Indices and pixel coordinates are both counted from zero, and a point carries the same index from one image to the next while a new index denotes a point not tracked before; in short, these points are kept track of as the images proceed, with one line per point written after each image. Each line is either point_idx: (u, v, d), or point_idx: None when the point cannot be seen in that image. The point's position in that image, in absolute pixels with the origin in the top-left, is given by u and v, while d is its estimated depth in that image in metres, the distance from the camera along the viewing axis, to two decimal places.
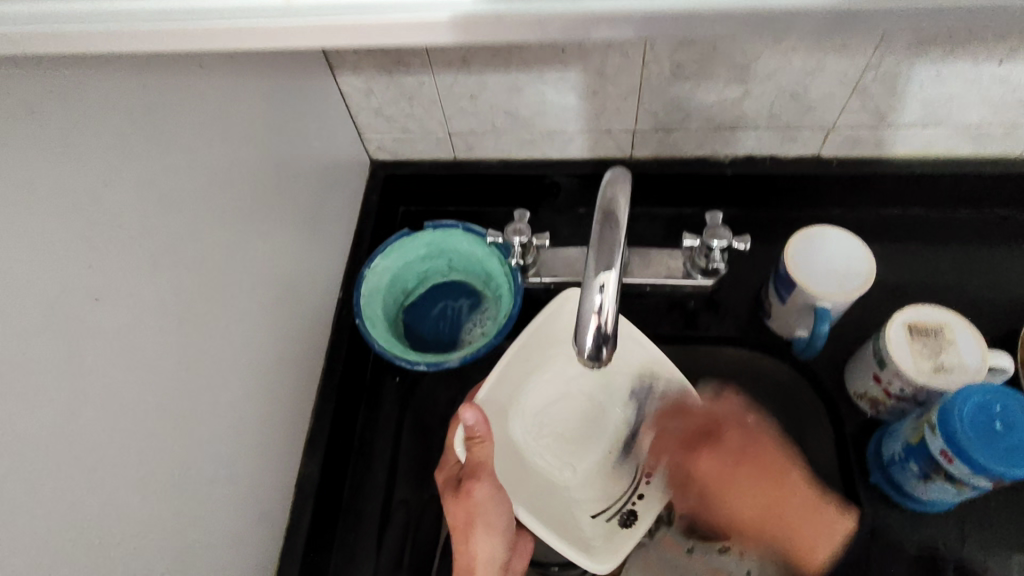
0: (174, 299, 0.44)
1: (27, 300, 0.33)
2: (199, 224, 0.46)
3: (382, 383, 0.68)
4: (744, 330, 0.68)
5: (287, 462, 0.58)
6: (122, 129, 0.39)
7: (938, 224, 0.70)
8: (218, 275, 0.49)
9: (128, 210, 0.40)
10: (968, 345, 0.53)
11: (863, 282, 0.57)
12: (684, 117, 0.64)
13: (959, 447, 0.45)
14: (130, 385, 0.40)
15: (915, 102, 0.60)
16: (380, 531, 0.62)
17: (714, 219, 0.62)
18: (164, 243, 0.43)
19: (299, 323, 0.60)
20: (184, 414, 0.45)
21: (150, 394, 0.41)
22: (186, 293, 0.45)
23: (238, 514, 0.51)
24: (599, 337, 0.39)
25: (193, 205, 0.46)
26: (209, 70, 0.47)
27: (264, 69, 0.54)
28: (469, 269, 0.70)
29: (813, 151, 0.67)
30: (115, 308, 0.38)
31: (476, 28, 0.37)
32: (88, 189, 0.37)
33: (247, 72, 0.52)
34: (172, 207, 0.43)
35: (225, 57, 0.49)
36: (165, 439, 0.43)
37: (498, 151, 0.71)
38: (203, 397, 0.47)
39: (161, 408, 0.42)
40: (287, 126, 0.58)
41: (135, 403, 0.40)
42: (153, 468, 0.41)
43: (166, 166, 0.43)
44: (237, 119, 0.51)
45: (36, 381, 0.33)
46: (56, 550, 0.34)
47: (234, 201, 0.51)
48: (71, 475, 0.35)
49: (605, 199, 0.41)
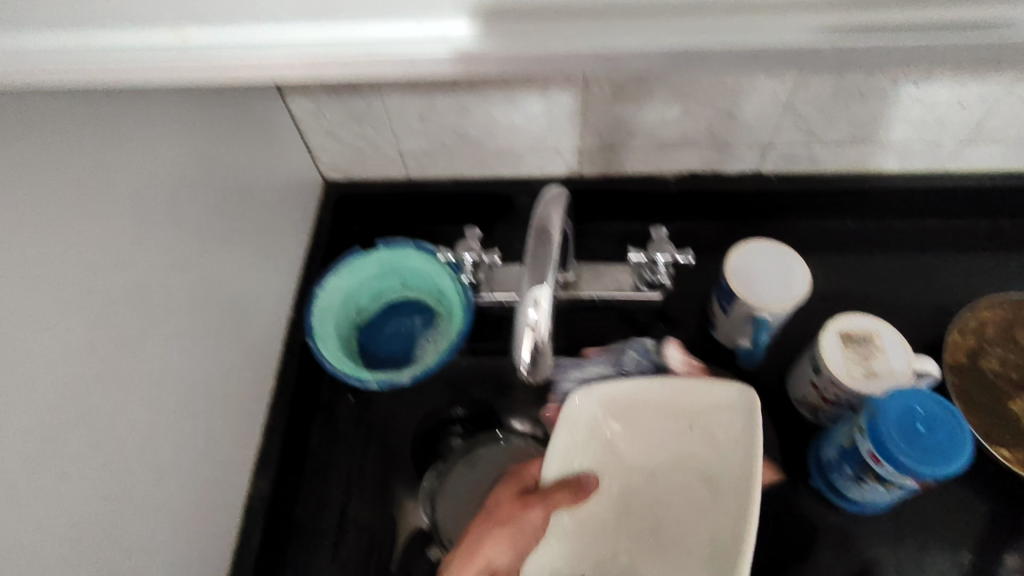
0: (116, 323, 0.43)
1: None
2: (144, 246, 0.46)
3: (337, 404, 0.68)
4: (694, 342, 0.69)
5: (239, 483, 0.57)
6: (56, 153, 0.39)
7: (871, 236, 0.74)
8: (164, 296, 0.48)
9: (65, 236, 0.40)
10: (898, 351, 0.55)
11: (800, 291, 0.59)
12: (628, 136, 0.66)
13: (888, 451, 0.48)
14: (66, 411, 0.39)
15: (844, 121, 0.63)
16: (333, 555, 0.61)
17: (660, 234, 0.64)
18: (105, 267, 0.42)
19: (250, 343, 0.60)
20: (127, 439, 0.44)
21: (89, 420, 0.41)
22: (128, 315, 0.44)
23: (186, 539, 0.50)
24: (535, 349, 0.40)
25: (137, 227, 0.46)
26: (151, 91, 0.47)
27: (211, 89, 0.55)
28: (423, 286, 0.71)
29: (753, 167, 0.70)
30: (51, 333, 0.38)
31: (476, 60, 0.45)
32: (18, 214, 0.37)
33: (194, 94, 0.52)
34: (112, 230, 0.43)
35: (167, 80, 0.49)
36: (105, 464, 0.42)
37: (451, 170, 0.73)
38: (148, 419, 0.46)
39: (101, 435, 0.42)
40: (235, 147, 0.58)
41: (75, 428, 0.40)
42: (93, 495, 0.41)
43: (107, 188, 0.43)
44: (180, 140, 0.51)
45: None
46: None
47: (181, 222, 0.51)
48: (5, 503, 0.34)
49: (540, 216, 0.42)
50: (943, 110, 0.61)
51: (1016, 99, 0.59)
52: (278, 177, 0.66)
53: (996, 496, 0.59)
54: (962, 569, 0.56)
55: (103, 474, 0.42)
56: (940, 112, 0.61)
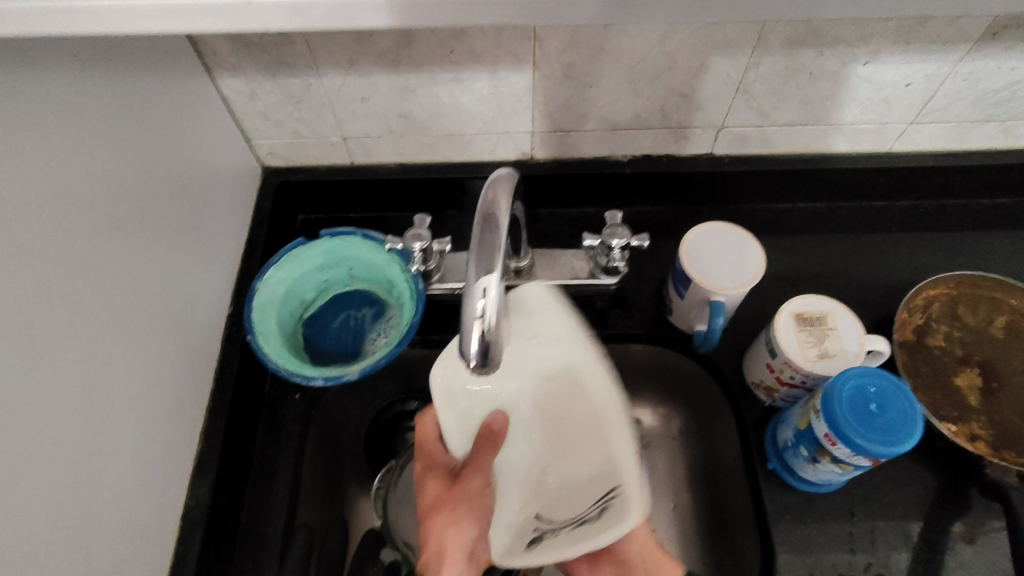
0: (26, 324, 0.39)
1: None
2: (55, 240, 0.42)
3: (282, 403, 0.64)
4: (650, 327, 0.69)
5: (174, 491, 0.53)
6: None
7: (821, 217, 0.74)
8: (85, 293, 0.44)
9: None
10: (850, 332, 0.56)
11: (754, 273, 0.58)
12: (581, 118, 0.64)
13: (843, 432, 0.47)
14: None
15: (796, 101, 0.62)
16: (281, 560, 0.57)
17: (614, 218, 0.63)
18: (10, 265, 0.38)
19: (184, 342, 0.56)
20: (45, 449, 0.40)
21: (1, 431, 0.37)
22: (41, 314, 0.40)
23: (119, 557, 0.46)
24: (484, 342, 0.38)
25: (47, 218, 0.41)
26: (57, 68, 0.43)
27: (131, 67, 0.50)
28: (372, 277, 0.68)
29: (707, 149, 0.69)
30: None
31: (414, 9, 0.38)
32: None
33: (111, 73, 0.48)
34: (16, 224, 0.39)
35: (77, 56, 0.44)
36: (19, 482, 0.38)
37: (398, 155, 0.69)
38: (69, 427, 0.42)
39: (15, 449, 0.38)
40: (161, 130, 0.54)
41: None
42: (8, 516, 0.37)
43: (10, 176, 0.38)
44: (98, 124, 0.46)
45: None
46: None
47: (100, 213, 0.46)
48: None
49: (486, 199, 0.40)
50: (891, 90, 0.61)
51: (959, 79, 0.59)
52: (210, 163, 0.61)
53: (942, 469, 0.60)
54: (913, 541, 0.57)
55: (18, 491, 0.37)
56: (888, 92, 0.61)
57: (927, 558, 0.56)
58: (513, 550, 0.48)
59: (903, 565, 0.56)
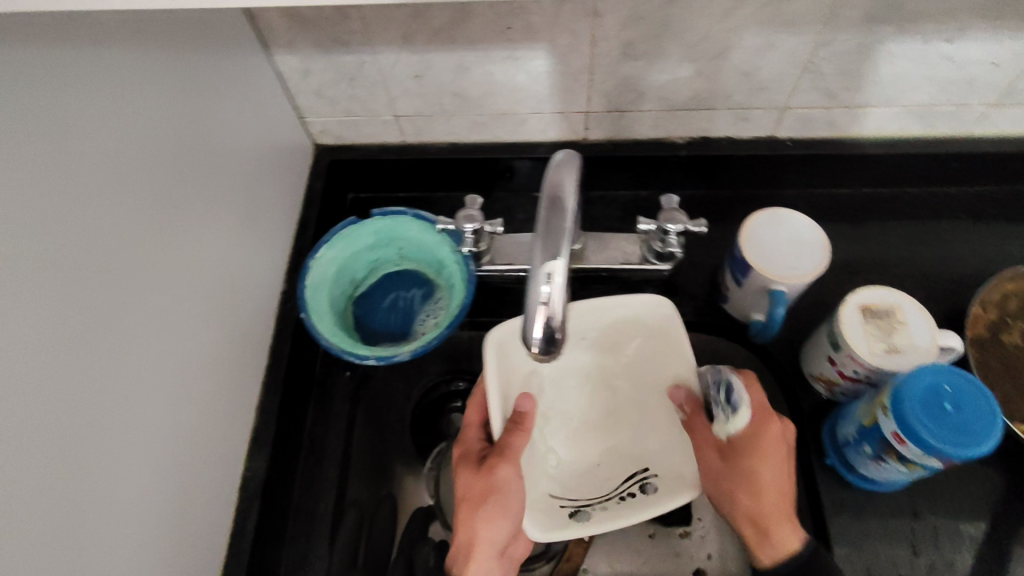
0: (88, 296, 0.40)
1: None
2: (114, 218, 0.42)
3: (333, 380, 0.65)
4: (703, 314, 0.67)
5: (230, 465, 0.54)
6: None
7: (887, 203, 0.71)
8: (144, 270, 0.45)
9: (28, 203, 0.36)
10: (920, 326, 0.53)
11: (818, 263, 0.56)
12: (637, 98, 0.62)
13: (913, 431, 0.45)
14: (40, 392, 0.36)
15: (868, 81, 0.59)
16: (332, 537, 0.58)
17: (671, 202, 0.61)
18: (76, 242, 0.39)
19: (239, 319, 0.57)
20: (103, 418, 0.41)
21: (66, 401, 0.38)
22: (100, 286, 0.41)
23: (175, 528, 0.47)
24: (550, 329, 0.37)
25: (108, 194, 0.42)
26: (120, 46, 0.43)
27: (189, 44, 0.50)
28: (422, 257, 0.68)
29: (769, 131, 0.66)
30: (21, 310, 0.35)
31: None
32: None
33: (170, 51, 0.48)
34: (81, 199, 0.39)
35: (137, 33, 0.44)
36: (81, 448, 0.39)
37: (448, 134, 0.69)
38: (132, 398, 0.43)
39: (77, 417, 0.39)
40: (218, 108, 0.54)
41: (56, 403, 0.37)
42: (68, 482, 0.38)
43: (73, 152, 0.39)
44: (157, 101, 0.46)
45: None
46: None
47: (158, 190, 0.46)
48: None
49: (551, 182, 0.39)
50: (974, 69, 0.57)
51: None
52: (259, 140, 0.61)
53: (1012, 470, 0.57)
54: (977, 545, 0.55)
55: (76, 456, 0.39)
56: (971, 71, 0.57)
57: (993, 562, 0.54)
58: (557, 526, 0.49)
59: (965, 569, 0.54)
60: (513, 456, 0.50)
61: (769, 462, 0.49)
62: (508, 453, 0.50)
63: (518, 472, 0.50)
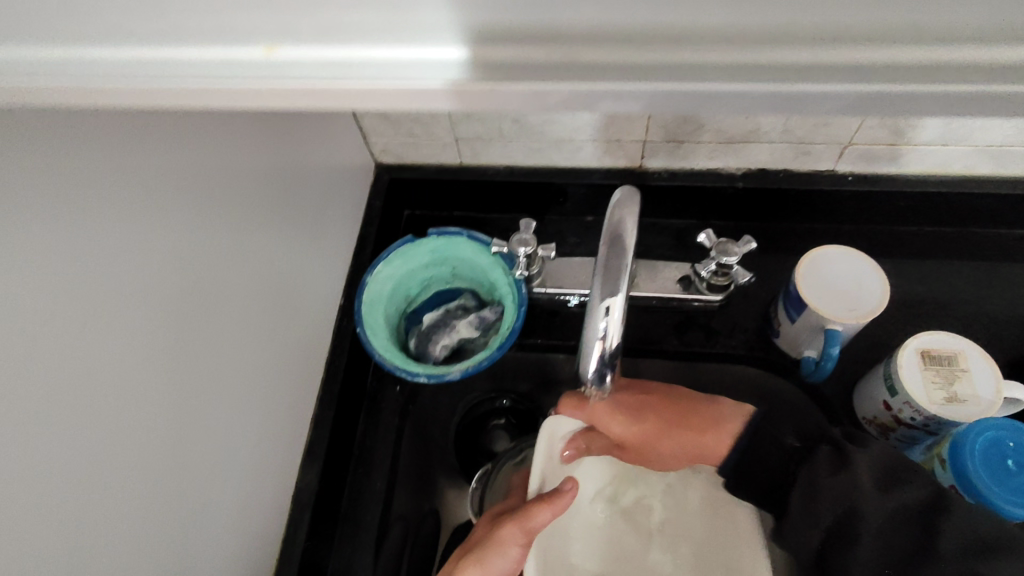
0: (179, 303, 0.42)
1: (79, 316, 0.35)
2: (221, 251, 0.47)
3: (382, 394, 0.67)
4: (752, 348, 0.66)
5: (286, 473, 0.57)
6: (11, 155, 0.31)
7: (953, 242, 0.69)
8: (217, 289, 0.47)
9: (172, 239, 0.41)
10: (984, 375, 0.52)
11: (876, 305, 0.55)
12: (697, 129, 0.62)
13: (970, 484, 0.47)
14: (128, 395, 0.38)
15: (936, 120, 0.57)
16: (376, 550, 0.59)
17: (712, 239, 0.60)
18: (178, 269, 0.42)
19: (299, 331, 0.59)
20: (185, 420, 0.43)
21: (157, 407, 0.40)
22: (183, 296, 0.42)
23: (233, 533, 0.49)
24: (603, 362, 0.39)
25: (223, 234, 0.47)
26: (265, 145, 0.52)
27: (311, 140, 0.59)
28: (474, 277, 0.69)
29: (830, 165, 0.65)
30: (125, 331, 0.38)
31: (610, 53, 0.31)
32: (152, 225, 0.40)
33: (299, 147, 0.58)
34: (210, 248, 0.45)
35: (277, 126, 0.54)
36: (159, 455, 0.41)
37: (505, 158, 0.70)
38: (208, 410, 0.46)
39: (161, 426, 0.41)
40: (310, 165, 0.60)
41: (147, 403, 0.40)
42: (150, 480, 0.40)
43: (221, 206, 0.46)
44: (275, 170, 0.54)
45: (36, 396, 0.32)
46: (49, 556, 0.33)
47: (259, 225, 0.52)
48: (67, 479, 0.34)
49: (611, 219, 0.40)
50: None
51: None
52: (326, 147, 0.63)
53: None
54: None
55: (154, 457, 0.40)
56: None
57: None
58: None
59: None
60: (530, 526, 0.45)
61: (681, 437, 0.54)
62: (524, 517, 0.45)
63: (524, 542, 0.45)
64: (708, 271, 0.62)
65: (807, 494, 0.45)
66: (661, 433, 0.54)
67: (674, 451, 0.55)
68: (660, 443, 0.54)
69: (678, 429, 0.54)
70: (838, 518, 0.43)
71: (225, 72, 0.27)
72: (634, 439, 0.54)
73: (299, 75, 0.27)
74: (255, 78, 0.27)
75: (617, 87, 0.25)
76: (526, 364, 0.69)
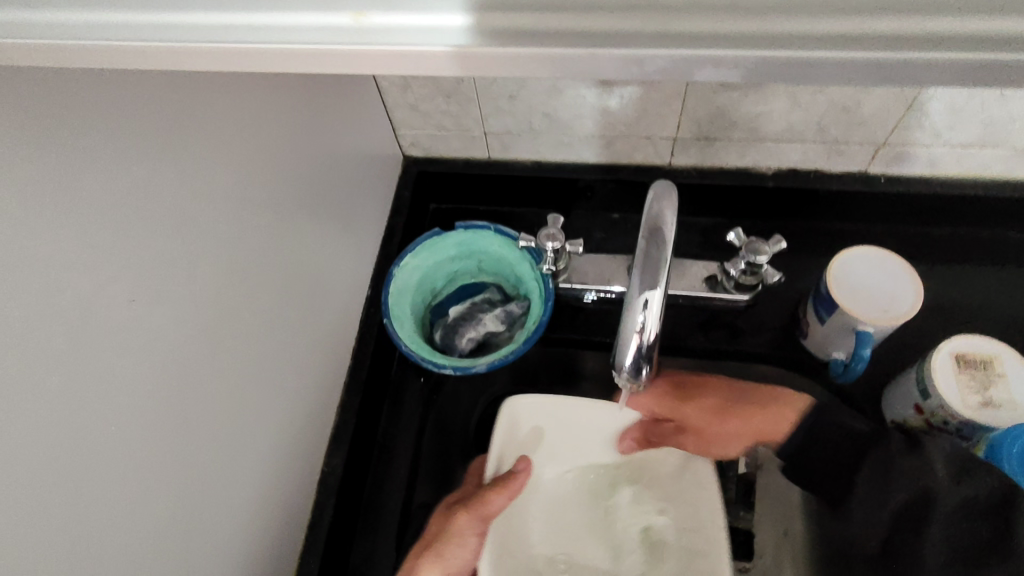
0: (218, 283, 0.42)
1: (126, 290, 0.35)
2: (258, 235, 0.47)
3: (407, 383, 0.67)
4: (778, 348, 0.66)
5: (314, 458, 0.57)
6: (49, 114, 0.31)
7: (986, 246, 0.68)
8: (254, 270, 0.47)
9: (214, 221, 0.42)
10: (1019, 379, 0.51)
11: (909, 308, 0.55)
12: (729, 126, 0.62)
13: None
14: (171, 378, 0.38)
15: (975, 121, 0.56)
16: (398, 537, 0.59)
17: (740, 237, 0.60)
18: (218, 248, 0.42)
19: (329, 319, 0.60)
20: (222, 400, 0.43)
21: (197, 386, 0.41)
22: (221, 277, 0.43)
23: (263, 516, 0.49)
24: (638, 355, 0.38)
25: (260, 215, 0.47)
26: (299, 133, 0.52)
27: (344, 130, 0.60)
28: (500, 270, 0.70)
29: (862, 166, 0.64)
30: (169, 310, 0.38)
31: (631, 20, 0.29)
32: (198, 208, 0.40)
33: (332, 136, 0.58)
34: (248, 230, 0.46)
35: (310, 115, 0.54)
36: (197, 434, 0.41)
37: (534, 152, 0.70)
38: (239, 393, 0.45)
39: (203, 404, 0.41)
40: (342, 156, 0.60)
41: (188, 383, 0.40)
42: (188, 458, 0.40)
43: (258, 189, 0.47)
44: (309, 158, 0.54)
45: (84, 370, 0.32)
46: (93, 529, 0.33)
47: (293, 210, 0.52)
48: (113, 452, 0.34)
49: (650, 212, 0.39)
50: None
51: None
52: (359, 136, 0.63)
53: None
54: None
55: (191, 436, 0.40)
56: None
57: None
58: None
59: None
60: (484, 513, 0.52)
61: (713, 410, 0.57)
62: (480, 507, 0.52)
63: (481, 528, 0.52)
64: (736, 270, 0.62)
65: (878, 472, 0.46)
66: (712, 424, 0.58)
67: (732, 429, 0.57)
68: (707, 432, 0.58)
69: (715, 405, 0.57)
70: (930, 501, 0.43)
71: (227, 30, 0.25)
72: (699, 422, 0.58)
73: (374, 38, 0.24)
74: (306, 39, 0.24)
75: (705, 53, 0.23)
76: (549, 359, 0.69)
